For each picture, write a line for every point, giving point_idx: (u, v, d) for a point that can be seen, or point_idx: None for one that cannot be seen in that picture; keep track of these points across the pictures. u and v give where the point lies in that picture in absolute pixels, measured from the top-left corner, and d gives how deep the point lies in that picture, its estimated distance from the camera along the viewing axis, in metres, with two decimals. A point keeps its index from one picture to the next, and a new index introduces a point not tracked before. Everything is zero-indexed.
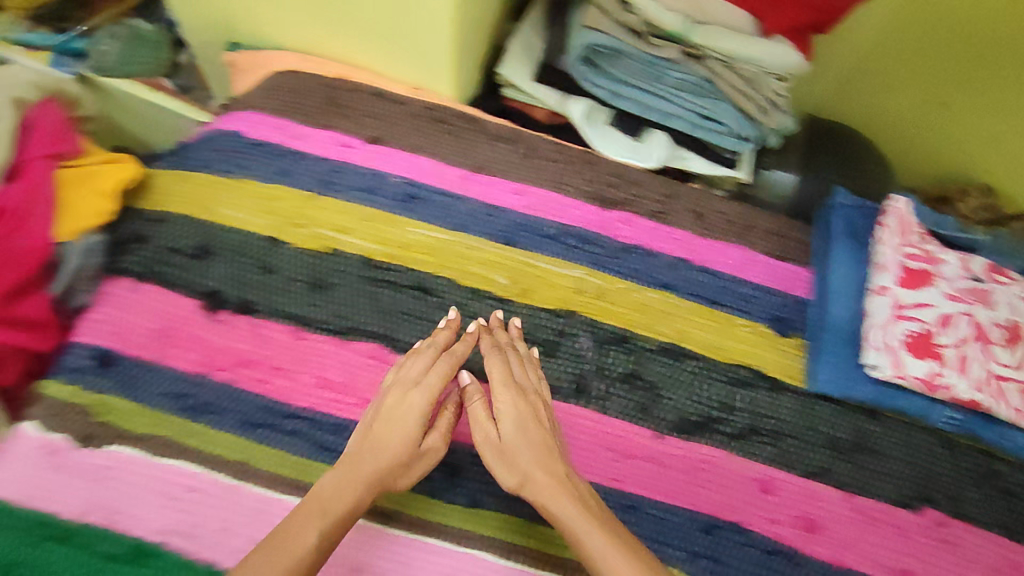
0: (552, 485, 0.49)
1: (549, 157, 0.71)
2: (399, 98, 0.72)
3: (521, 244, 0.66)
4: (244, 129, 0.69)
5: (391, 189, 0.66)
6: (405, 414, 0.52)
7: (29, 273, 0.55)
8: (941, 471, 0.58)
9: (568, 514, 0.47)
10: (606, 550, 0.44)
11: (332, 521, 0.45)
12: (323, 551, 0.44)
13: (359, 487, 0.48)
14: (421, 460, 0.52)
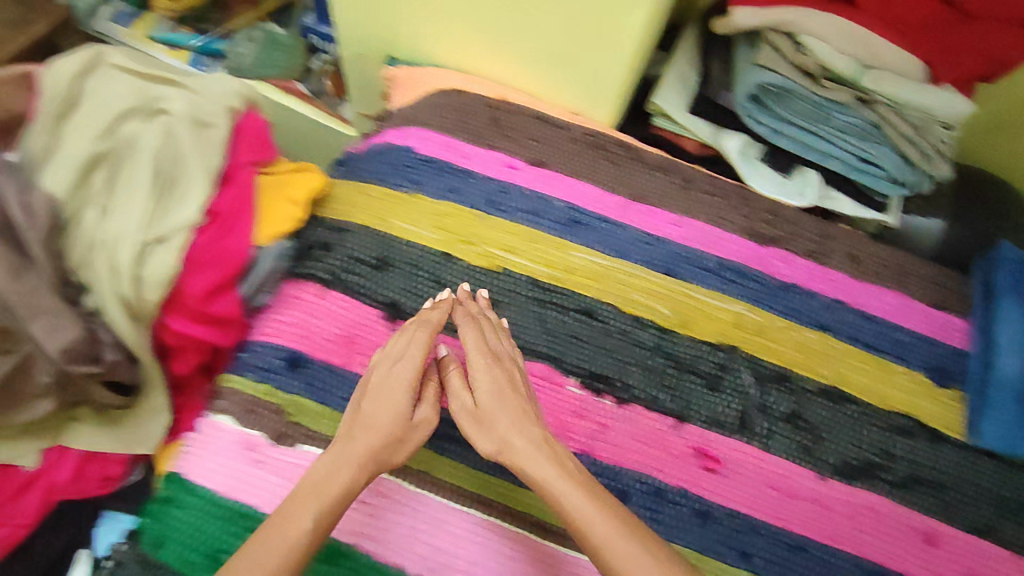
0: (534, 449, 0.51)
1: (704, 190, 0.72)
2: (560, 123, 0.74)
3: (680, 275, 0.67)
4: (414, 145, 0.71)
5: (556, 213, 0.68)
6: (387, 390, 0.54)
7: (231, 275, 0.59)
8: (928, 466, 0.60)
9: (545, 476, 0.49)
10: (585, 508, 0.46)
11: (327, 501, 0.47)
12: (321, 529, 0.46)
13: (352, 465, 0.49)
14: (412, 432, 0.54)
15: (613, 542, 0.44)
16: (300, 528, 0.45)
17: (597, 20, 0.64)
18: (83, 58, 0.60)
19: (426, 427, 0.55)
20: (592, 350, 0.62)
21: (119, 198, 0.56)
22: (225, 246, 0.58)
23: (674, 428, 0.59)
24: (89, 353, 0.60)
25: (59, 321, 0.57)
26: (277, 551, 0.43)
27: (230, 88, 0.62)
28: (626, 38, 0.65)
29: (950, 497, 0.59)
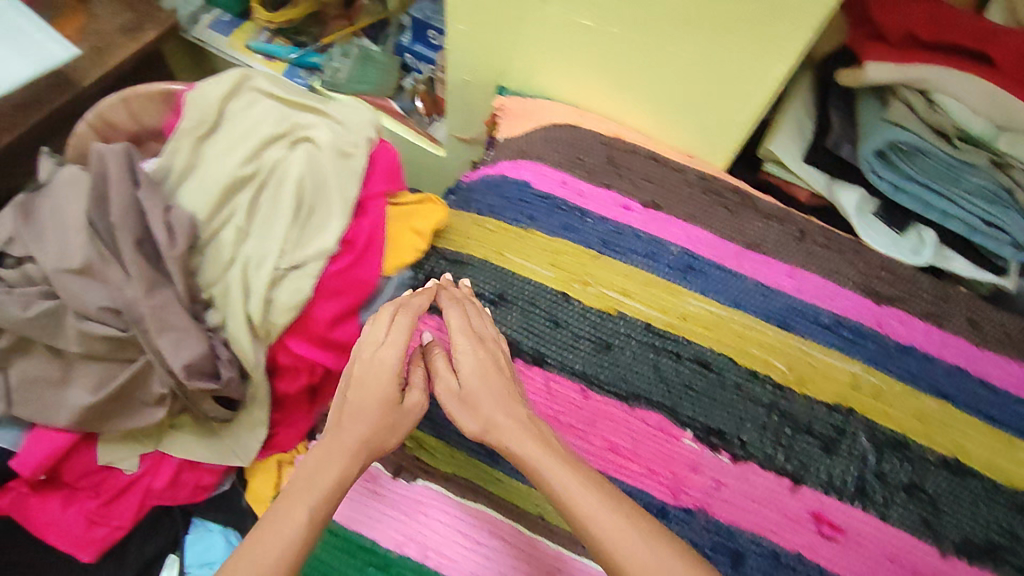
0: (517, 429, 0.50)
1: (820, 242, 0.71)
2: (674, 165, 0.73)
3: (795, 329, 0.66)
4: (529, 179, 0.71)
5: (670, 257, 0.68)
6: (372, 378, 0.53)
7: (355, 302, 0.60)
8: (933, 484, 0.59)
9: (529, 455, 0.48)
10: (572, 487, 0.46)
11: (321, 495, 0.46)
12: (316, 522, 0.45)
13: (344, 457, 0.49)
14: (401, 417, 0.53)
15: (603, 519, 0.44)
16: (296, 524, 0.44)
17: (729, 72, 0.64)
18: (231, 80, 0.62)
19: (415, 414, 0.54)
20: (706, 402, 0.61)
21: (258, 221, 0.58)
22: (356, 276, 0.60)
23: (790, 490, 0.58)
24: (207, 369, 0.61)
25: (188, 336, 0.59)
26: (273, 553, 0.42)
27: (367, 120, 0.63)
28: (755, 92, 0.64)
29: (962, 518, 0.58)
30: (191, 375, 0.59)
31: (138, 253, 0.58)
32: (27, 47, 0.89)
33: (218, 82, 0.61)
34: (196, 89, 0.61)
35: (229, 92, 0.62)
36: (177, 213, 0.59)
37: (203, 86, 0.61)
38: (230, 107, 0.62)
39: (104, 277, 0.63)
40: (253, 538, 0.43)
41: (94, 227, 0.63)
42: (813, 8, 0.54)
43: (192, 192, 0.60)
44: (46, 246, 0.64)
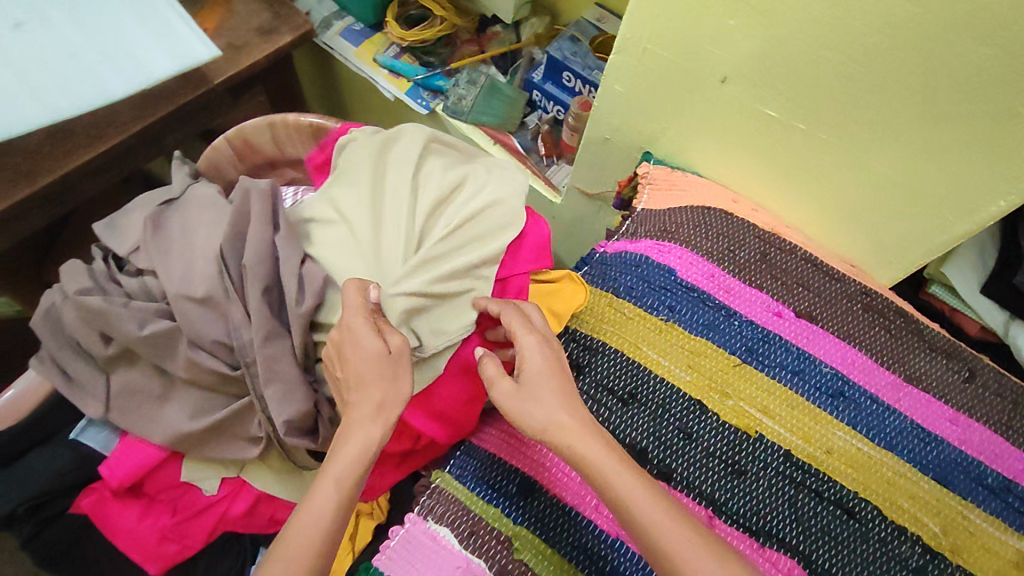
0: (574, 429, 0.49)
1: (991, 387, 0.64)
2: (836, 273, 0.68)
3: (953, 485, 0.59)
4: (676, 266, 0.67)
5: (821, 378, 0.62)
6: (359, 337, 0.54)
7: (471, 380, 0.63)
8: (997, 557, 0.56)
9: (579, 447, 0.48)
10: (609, 468, 0.47)
11: (348, 476, 0.48)
12: (346, 494, 0.47)
13: (358, 428, 0.50)
14: (399, 369, 0.54)
15: (646, 509, 0.45)
16: (328, 505, 0.46)
17: (934, 195, 0.59)
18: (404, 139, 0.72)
19: (404, 370, 0.54)
20: (845, 553, 0.55)
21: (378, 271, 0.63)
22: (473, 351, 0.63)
23: None
24: (302, 425, 0.65)
25: (292, 393, 0.63)
26: (315, 530, 0.45)
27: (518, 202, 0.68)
28: (959, 221, 0.60)
29: None
30: (290, 430, 0.63)
31: (263, 302, 0.64)
32: (175, 45, 0.91)
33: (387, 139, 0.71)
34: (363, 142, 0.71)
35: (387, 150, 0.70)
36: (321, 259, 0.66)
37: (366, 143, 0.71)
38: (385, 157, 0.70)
39: (221, 312, 0.65)
40: (298, 515, 0.45)
41: (223, 262, 0.66)
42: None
43: (339, 243, 0.65)
44: (172, 268, 0.66)
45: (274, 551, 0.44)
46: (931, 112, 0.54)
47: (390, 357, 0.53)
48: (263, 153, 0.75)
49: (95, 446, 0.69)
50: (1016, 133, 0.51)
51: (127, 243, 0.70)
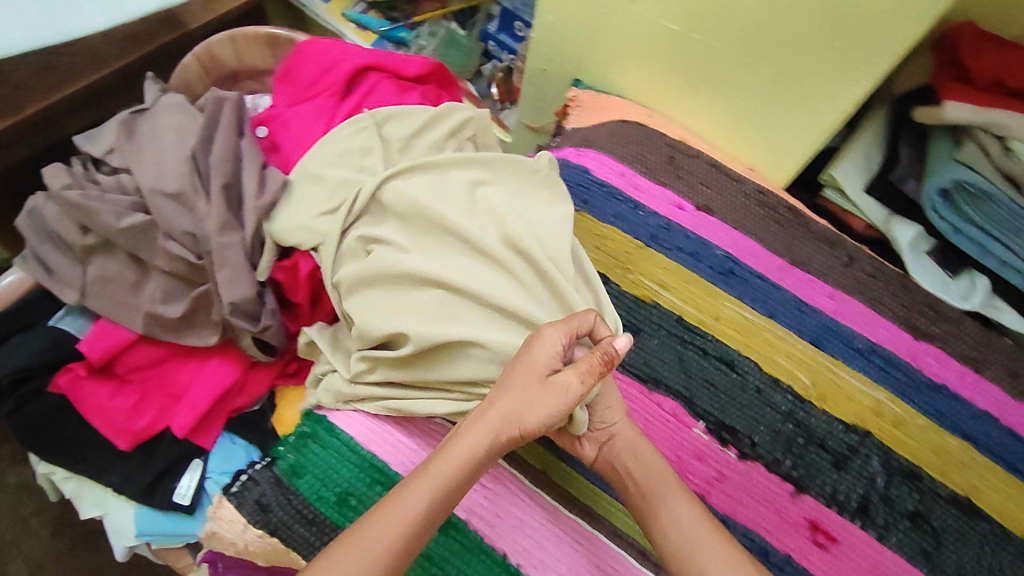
0: (629, 443, 0.57)
1: (868, 272, 0.71)
2: (735, 175, 0.75)
3: (825, 347, 0.66)
4: (590, 166, 0.75)
5: (714, 260, 0.69)
6: (538, 345, 0.51)
7: None
8: (858, 401, 0.63)
9: (635, 469, 0.56)
10: (659, 484, 0.55)
11: (444, 485, 0.48)
12: (435, 504, 0.48)
13: (465, 438, 0.49)
14: (551, 395, 0.50)
15: (683, 526, 0.53)
16: (419, 506, 0.47)
17: (808, 88, 0.67)
18: (440, 129, 0.70)
19: (557, 400, 0.50)
20: (724, 399, 0.63)
21: (512, 301, 0.56)
22: None
23: (791, 496, 0.59)
24: (248, 311, 0.69)
25: (237, 279, 0.67)
26: (396, 528, 0.46)
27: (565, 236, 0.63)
28: (830, 112, 0.68)
29: (884, 437, 0.62)
30: (234, 313, 0.68)
31: (222, 197, 0.70)
32: None
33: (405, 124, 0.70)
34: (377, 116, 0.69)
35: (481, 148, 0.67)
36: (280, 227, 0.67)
37: (402, 126, 0.70)
38: (518, 164, 0.64)
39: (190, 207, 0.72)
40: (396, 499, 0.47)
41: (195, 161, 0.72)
42: (914, 28, 0.57)
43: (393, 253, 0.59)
44: (141, 165, 0.73)
45: (356, 536, 0.45)
46: (793, 11, 0.62)
47: (550, 385, 0.50)
48: (226, 66, 0.82)
49: (72, 330, 0.78)
50: (861, 23, 0.59)
51: (102, 146, 0.77)
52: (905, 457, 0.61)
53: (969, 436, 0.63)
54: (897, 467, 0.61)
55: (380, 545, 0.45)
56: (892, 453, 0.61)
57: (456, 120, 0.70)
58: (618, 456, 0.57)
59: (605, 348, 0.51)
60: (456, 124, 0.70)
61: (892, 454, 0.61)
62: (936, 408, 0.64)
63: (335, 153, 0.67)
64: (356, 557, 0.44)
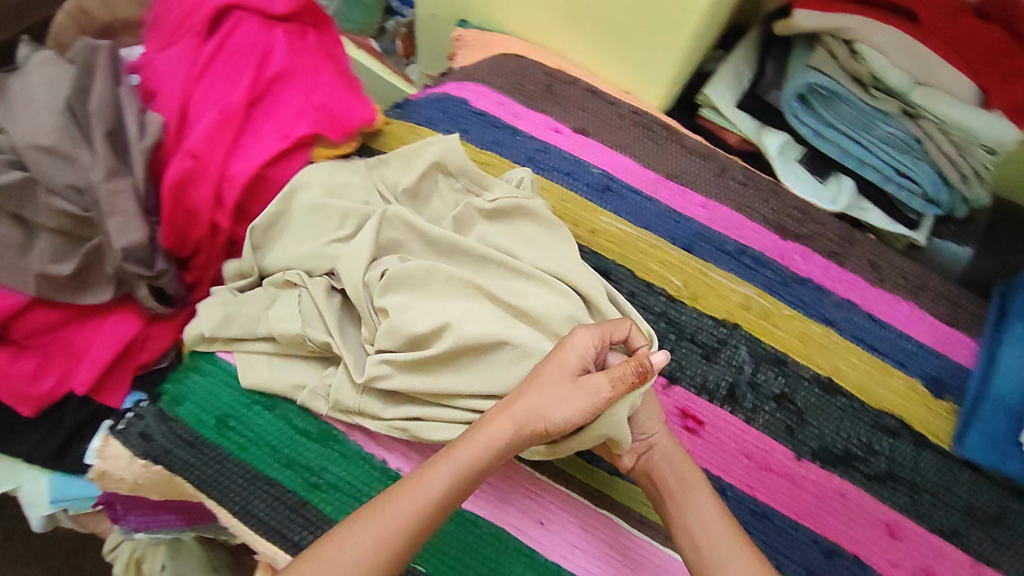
0: (666, 456, 0.54)
1: (739, 180, 0.74)
2: (611, 98, 0.78)
3: (695, 251, 0.69)
4: (469, 98, 0.76)
5: (590, 177, 0.72)
6: (569, 345, 0.50)
7: None
8: (727, 298, 0.67)
9: (670, 483, 0.53)
10: (689, 498, 0.52)
11: (467, 469, 0.47)
12: (456, 489, 0.47)
13: (490, 426, 0.48)
14: (579, 395, 0.49)
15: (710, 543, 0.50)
16: (439, 486, 0.46)
17: (663, 5, 0.71)
18: (423, 161, 0.63)
19: (581, 400, 0.48)
20: None
21: (541, 308, 0.54)
22: (275, 176, 0.64)
23: (662, 388, 0.62)
24: (143, 258, 0.67)
25: (129, 223, 0.65)
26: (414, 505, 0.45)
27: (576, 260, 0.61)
28: (685, 25, 0.71)
29: (753, 329, 0.65)
30: (127, 259, 0.65)
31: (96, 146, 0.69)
32: None
33: (394, 164, 0.64)
34: (372, 164, 0.64)
35: (494, 186, 0.63)
36: (264, 247, 0.61)
37: (396, 167, 0.64)
38: (536, 205, 0.61)
39: (69, 158, 0.67)
40: (418, 479, 0.46)
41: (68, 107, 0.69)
42: None
43: (417, 272, 0.55)
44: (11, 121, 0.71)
45: (377, 508, 0.45)
46: None
47: (581, 384, 0.49)
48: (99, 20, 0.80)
49: None
50: None
51: None
52: (770, 346, 0.64)
53: (832, 322, 0.66)
54: (762, 354, 0.64)
55: (396, 519, 0.44)
56: (760, 343, 0.64)
57: (435, 153, 0.63)
58: (648, 472, 0.54)
59: (638, 359, 0.50)
60: (430, 163, 0.63)
61: (758, 344, 0.64)
62: (802, 298, 0.67)
63: (331, 185, 0.62)
64: (370, 532, 0.44)
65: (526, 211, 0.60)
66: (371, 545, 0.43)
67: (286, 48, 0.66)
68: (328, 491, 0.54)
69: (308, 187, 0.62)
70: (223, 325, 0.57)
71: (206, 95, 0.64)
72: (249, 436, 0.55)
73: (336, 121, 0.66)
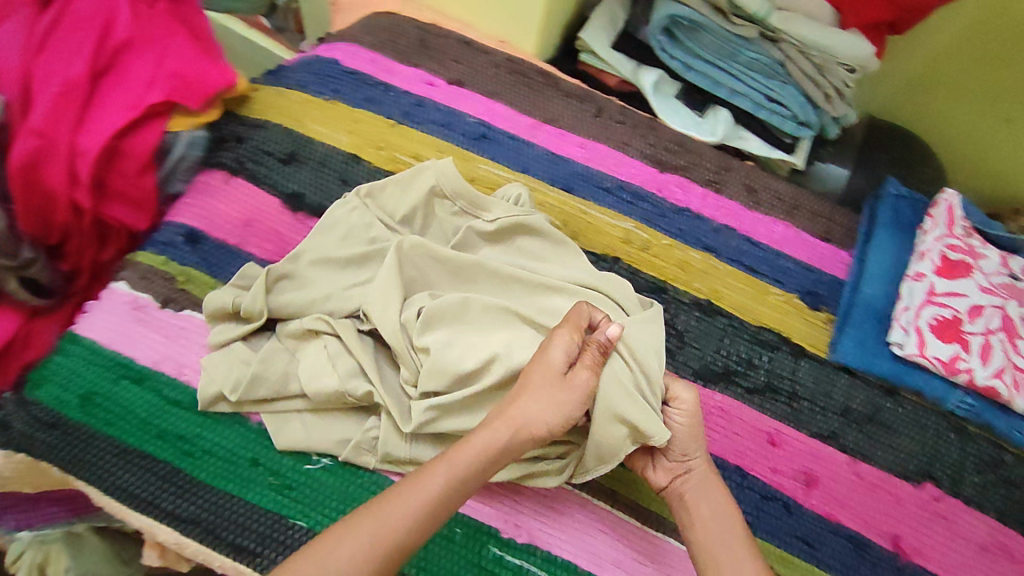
0: (702, 486, 0.51)
1: (616, 119, 0.75)
2: (485, 49, 0.78)
3: (575, 190, 0.69)
4: (340, 58, 0.75)
5: (466, 127, 0.71)
6: (551, 343, 0.49)
7: (149, 216, 0.66)
8: (610, 233, 0.67)
9: (702, 513, 0.50)
10: (719, 530, 0.50)
11: (464, 472, 0.44)
12: (454, 496, 0.44)
13: (484, 431, 0.46)
14: (568, 393, 0.47)
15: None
16: (436, 487, 0.43)
17: None
18: (420, 186, 0.61)
19: (573, 398, 0.47)
20: None
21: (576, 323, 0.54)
22: (131, 147, 0.62)
23: None
24: (5, 246, 0.60)
25: None
26: (406, 508, 0.42)
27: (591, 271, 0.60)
28: None
29: (635, 261, 0.66)
30: None
31: None
32: None
33: (390, 190, 0.62)
34: (364, 194, 0.61)
35: (492, 205, 0.62)
36: (276, 294, 0.56)
37: (392, 198, 0.62)
38: (538, 220, 0.61)
39: None
40: (415, 480, 0.44)
41: None
42: None
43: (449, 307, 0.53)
44: None
45: (375, 505, 0.42)
46: None
47: (571, 382, 0.48)
48: None
49: None
50: None
51: None
52: (649, 276, 0.65)
53: (710, 247, 0.68)
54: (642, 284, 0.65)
55: (394, 518, 0.42)
56: (641, 274, 0.65)
57: (436, 178, 0.61)
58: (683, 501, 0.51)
59: (595, 338, 0.50)
60: (430, 188, 0.61)
61: (636, 275, 0.65)
62: (681, 227, 0.68)
63: (342, 235, 0.59)
64: (365, 531, 0.41)
65: (527, 228, 0.60)
66: (366, 545, 0.41)
67: (129, 16, 0.64)
68: (201, 458, 0.52)
69: (325, 234, 0.59)
70: (251, 386, 0.52)
71: (48, 70, 0.61)
72: (117, 411, 0.53)
73: (189, 84, 0.64)
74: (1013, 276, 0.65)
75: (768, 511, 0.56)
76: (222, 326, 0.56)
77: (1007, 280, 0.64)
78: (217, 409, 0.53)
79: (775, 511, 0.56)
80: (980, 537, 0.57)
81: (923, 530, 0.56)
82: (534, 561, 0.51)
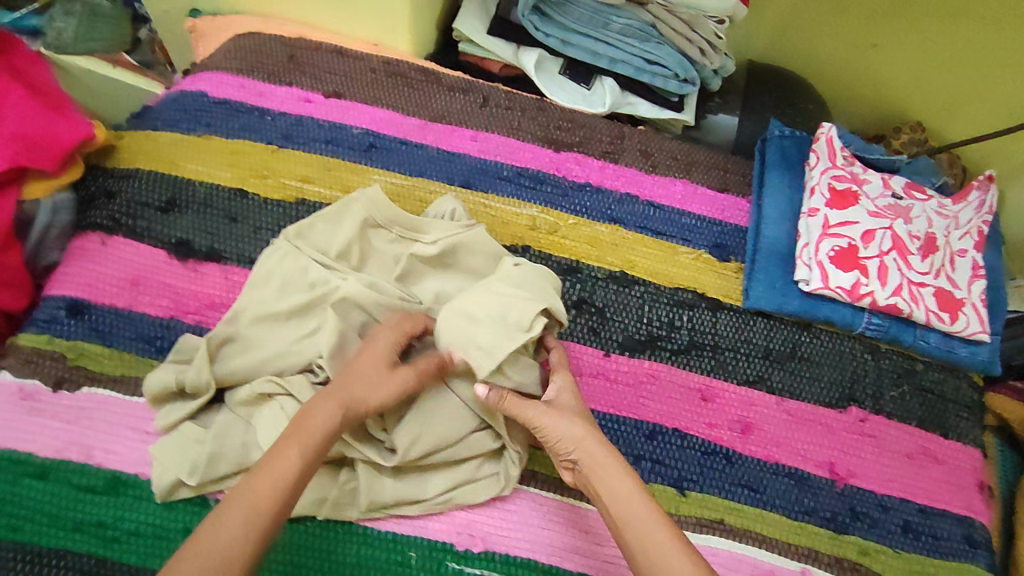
0: (597, 464, 0.46)
1: (502, 106, 0.74)
2: (358, 55, 0.75)
3: (474, 185, 0.68)
4: (206, 89, 0.71)
5: (352, 140, 0.69)
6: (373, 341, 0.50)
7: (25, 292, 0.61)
8: (517, 222, 0.67)
9: (599, 483, 0.45)
10: (620, 495, 0.44)
11: (314, 447, 0.43)
12: (310, 461, 0.42)
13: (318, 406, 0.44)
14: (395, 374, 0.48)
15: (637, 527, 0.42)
16: (294, 463, 0.41)
17: None
18: (351, 221, 0.59)
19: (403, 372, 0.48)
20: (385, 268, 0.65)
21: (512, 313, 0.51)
22: None
23: None
24: None
25: None
26: (267, 490, 0.40)
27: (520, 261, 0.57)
28: None
29: (545, 246, 0.66)
30: None
31: None
32: None
33: (313, 232, 0.58)
34: (293, 236, 0.58)
35: (431, 227, 0.60)
36: (220, 363, 0.53)
37: (323, 234, 0.59)
38: (479, 235, 0.59)
39: None
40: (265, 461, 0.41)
41: None
42: None
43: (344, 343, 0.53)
44: None
45: (239, 492, 0.39)
46: None
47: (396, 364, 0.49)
48: None
49: None
50: None
51: None
52: (557, 261, 0.65)
53: (617, 219, 0.68)
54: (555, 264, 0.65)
55: (265, 499, 0.39)
56: (548, 256, 0.65)
57: (365, 212, 0.59)
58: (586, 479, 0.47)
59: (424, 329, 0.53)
60: (359, 222, 0.59)
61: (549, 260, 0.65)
62: (585, 203, 0.68)
63: (277, 288, 0.55)
64: (242, 516, 0.38)
65: (470, 245, 0.59)
66: (240, 533, 0.37)
67: None
68: (127, 541, 0.49)
69: (258, 293, 0.55)
70: (211, 465, 0.49)
71: None
72: (21, 513, 0.49)
73: (35, 147, 0.59)
74: (897, 196, 0.68)
75: (709, 465, 0.57)
76: (171, 404, 0.53)
77: (892, 200, 0.68)
78: (178, 495, 0.50)
79: (717, 464, 0.57)
80: (907, 446, 0.60)
81: (854, 452, 0.59)
82: (493, 567, 0.51)
